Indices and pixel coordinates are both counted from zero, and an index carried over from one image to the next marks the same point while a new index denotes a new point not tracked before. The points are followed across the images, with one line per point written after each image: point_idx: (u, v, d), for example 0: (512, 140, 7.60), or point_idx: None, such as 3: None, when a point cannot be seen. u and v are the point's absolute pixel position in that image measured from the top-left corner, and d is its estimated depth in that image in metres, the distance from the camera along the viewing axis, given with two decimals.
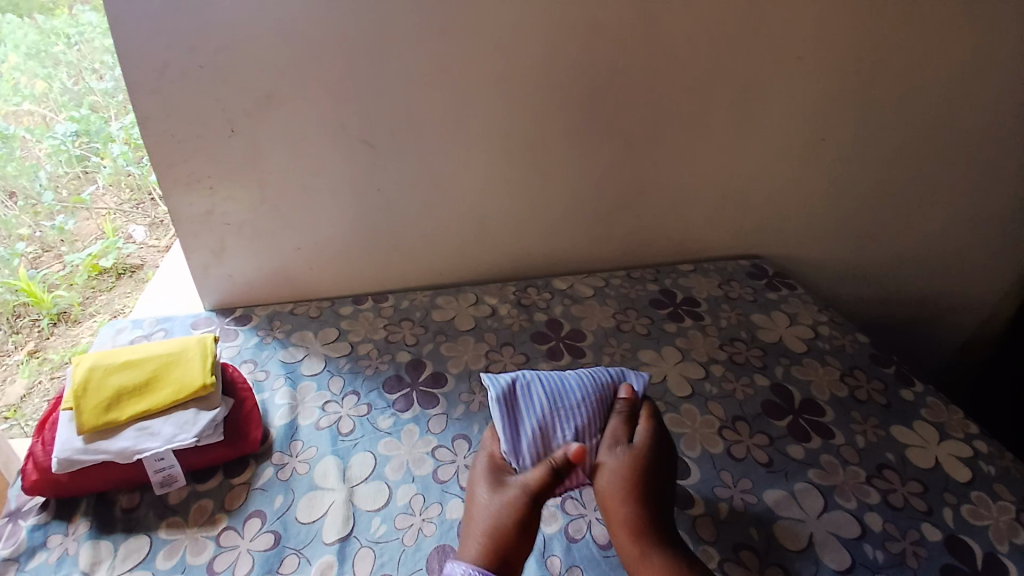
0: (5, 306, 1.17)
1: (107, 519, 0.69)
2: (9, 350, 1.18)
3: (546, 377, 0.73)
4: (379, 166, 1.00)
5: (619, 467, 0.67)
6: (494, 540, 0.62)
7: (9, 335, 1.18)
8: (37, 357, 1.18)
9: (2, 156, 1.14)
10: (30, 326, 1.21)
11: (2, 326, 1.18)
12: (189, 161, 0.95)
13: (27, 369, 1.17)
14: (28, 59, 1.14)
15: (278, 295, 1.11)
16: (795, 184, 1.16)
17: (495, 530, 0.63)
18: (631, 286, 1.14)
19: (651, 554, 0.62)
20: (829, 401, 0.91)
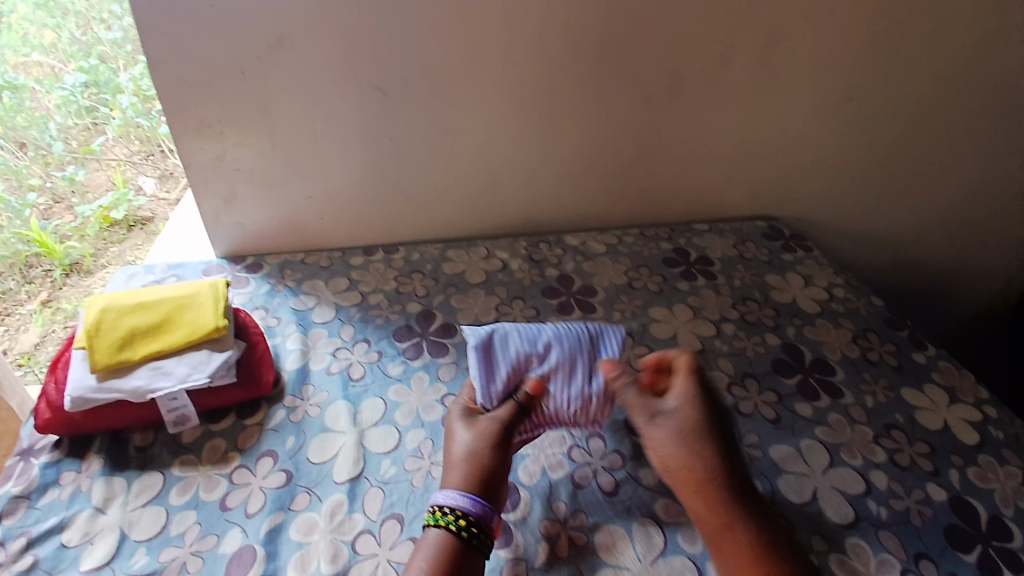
0: (17, 256, 1.21)
1: (122, 457, 0.71)
2: (22, 300, 1.21)
3: (522, 330, 0.72)
4: (391, 115, 0.98)
5: (680, 433, 0.61)
6: (477, 467, 0.63)
7: (22, 285, 1.22)
8: (49, 306, 1.19)
9: (13, 106, 1.25)
10: (42, 276, 1.23)
11: (15, 276, 1.22)
12: (197, 105, 0.93)
13: (43, 318, 1.19)
14: (36, 10, 1.28)
15: (289, 244, 1.11)
16: (819, 143, 1.13)
17: (477, 458, 0.64)
18: (644, 243, 1.13)
19: (734, 524, 0.57)
20: (840, 362, 0.91)
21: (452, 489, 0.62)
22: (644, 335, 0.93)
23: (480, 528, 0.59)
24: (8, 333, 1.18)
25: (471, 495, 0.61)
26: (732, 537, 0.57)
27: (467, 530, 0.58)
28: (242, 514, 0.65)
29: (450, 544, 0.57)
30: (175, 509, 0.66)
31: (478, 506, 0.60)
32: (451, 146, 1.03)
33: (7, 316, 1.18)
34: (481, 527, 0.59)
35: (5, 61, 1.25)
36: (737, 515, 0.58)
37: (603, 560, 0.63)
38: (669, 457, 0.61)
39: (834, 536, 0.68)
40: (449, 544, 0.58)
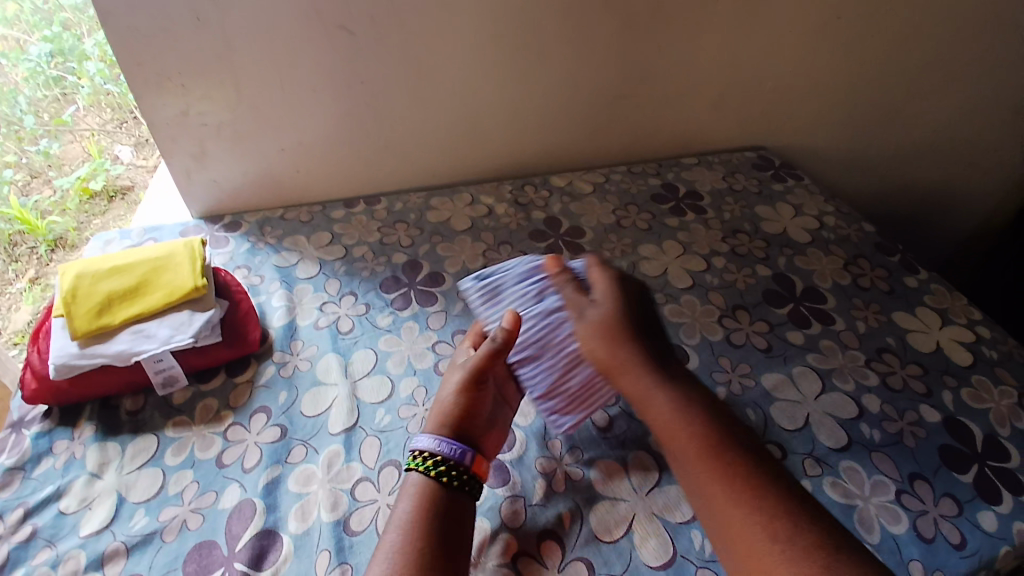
0: (0, 236, 1.16)
1: (113, 421, 0.71)
2: (11, 279, 1.18)
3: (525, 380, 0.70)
4: (360, 56, 0.93)
5: (603, 313, 0.65)
6: (449, 416, 0.62)
7: (8, 264, 1.18)
8: (39, 284, 1.18)
9: None
10: (28, 254, 1.20)
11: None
12: (157, 58, 0.88)
13: (34, 296, 1.17)
14: None
15: (267, 200, 1.08)
16: (808, 66, 1.09)
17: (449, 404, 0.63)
18: (632, 180, 1.10)
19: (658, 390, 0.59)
20: (831, 289, 0.91)
21: (430, 435, 0.61)
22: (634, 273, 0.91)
23: (458, 468, 0.58)
24: (0, 312, 1.17)
25: (448, 439, 0.60)
26: (658, 410, 0.59)
27: (446, 471, 0.57)
28: (240, 470, 0.65)
29: (433, 487, 0.56)
30: (172, 470, 0.66)
31: (455, 447, 0.59)
32: (427, 87, 0.99)
33: None
34: (463, 468, 0.58)
35: None
36: (658, 388, 0.59)
37: (601, 494, 0.63)
38: (597, 353, 0.63)
39: (828, 459, 0.69)
40: (430, 487, 0.56)
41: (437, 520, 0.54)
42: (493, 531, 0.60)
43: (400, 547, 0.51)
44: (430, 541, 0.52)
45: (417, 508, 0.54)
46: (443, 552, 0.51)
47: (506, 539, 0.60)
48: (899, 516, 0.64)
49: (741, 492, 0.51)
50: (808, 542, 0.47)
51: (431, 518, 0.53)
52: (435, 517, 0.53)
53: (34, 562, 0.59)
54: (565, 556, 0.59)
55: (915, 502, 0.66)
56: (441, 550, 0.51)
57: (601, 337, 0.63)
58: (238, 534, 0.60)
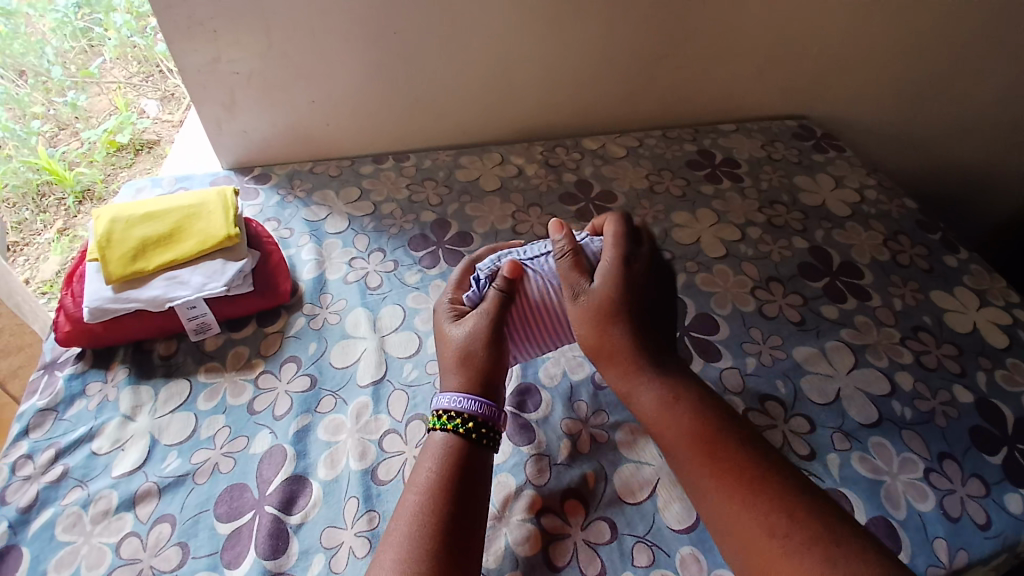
0: (29, 185, 1.19)
1: (146, 365, 0.72)
2: (39, 230, 1.21)
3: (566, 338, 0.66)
4: (392, 6, 0.90)
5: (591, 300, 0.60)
6: (476, 367, 0.59)
7: (37, 215, 1.21)
8: (66, 236, 1.20)
9: (9, 32, 1.14)
10: (55, 205, 1.22)
11: (28, 206, 1.20)
12: (188, 1, 0.86)
13: (62, 246, 1.20)
14: None
15: (296, 153, 1.07)
16: (860, 30, 1.03)
17: (471, 354, 0.59)
18: (667, 145, 1.07)
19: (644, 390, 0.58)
20: (869, 265, 0.88)
21: (450, 391, 0.58)
22: (665, 240, 0.89)
23: (488, 426, 0.56)
24: (30, 262, 1.19)
25: (473, 396, 0.58)
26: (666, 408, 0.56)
27: (474, 430, 0.55)
28: (271, 417, 0.66)
29: (458, 444, 0.55)
30: (204, 414, 0.67)
31: (485, 405, 0.57)
32: (460, 41, 0.96)
33: (26, 246, 1.19)
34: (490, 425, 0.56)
35: None
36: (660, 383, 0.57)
37: (625, 458, 0.63)
38: (587, 339, 0.60)
39: (857, 434, 0.68)
40: (454, 446, 0.55)
41: (465, 482, 0.53)
42: (518, 487, 0.61)
43: (424, 508, 0.50)
44: (451, 500, 0.51)
45: (441, 469, 0.53)
46: (461, 513, 0.51)
47: (532, 493, 0.60)
48: (926, 493, 0.63)
49: (743, 512, 0.50)
50: (807, 535, 0.47)
51: (458, 478, 0.53)
52: (458, 476, 0.53)
53: (64, 502, 0.61)
54: (588, 516, 0.59)
55: (943, 481, 0.65)
56: (458, 508, 0.51)
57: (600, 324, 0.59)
58: (268, 479, 0.61)
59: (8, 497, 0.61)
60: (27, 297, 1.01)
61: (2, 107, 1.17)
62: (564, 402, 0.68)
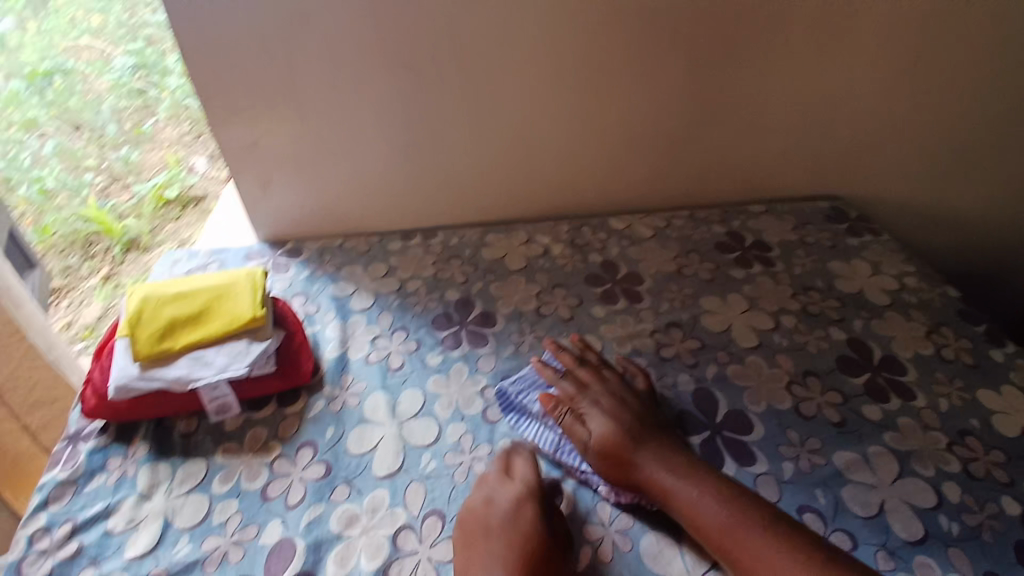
0: (78, 234, 1.31)
1: (166, 443, 0.72)
2: (84, 276, 1.28)
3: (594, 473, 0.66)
4: (425, 92, 0.94)
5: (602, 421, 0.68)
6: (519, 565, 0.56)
7: (84, 262, 1.29)
8: (110, 281, 1.26)
9: (65, 89, 1.48)
10: (102, 253, 1.31)
11: (78, 253, 1.30)
12: (234, 88, 0.92)
13: (104, 292, 1.25)
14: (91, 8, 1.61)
15: (327, 229, 1.09)
16: (890, 115, 1.03)
17: (506, 546, 0.57)
18: (695, 226, 1.06)
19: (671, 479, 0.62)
20: (911, 359, 0.83)
21: None
22: (695, 327, 0.87)
23: None
24: (72, 307, 1.24)
25: None
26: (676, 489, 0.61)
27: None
28: (282, 506, 0.64)
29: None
30: (218, 498, 0.66)
31: None
32: (490, 125, 0.99)
33: (72, 292, 1.25)
34: None
35: (54, 50, 1.50)
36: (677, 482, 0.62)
37: (649, 568, 0.59)
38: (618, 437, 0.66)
39: (900, 552, 0.63)
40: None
41: None
42: None
43: None
44: None
45: None
46: None
47: None
48: None
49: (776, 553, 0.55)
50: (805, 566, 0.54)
51: None
52: None
53: None
54: None
55: None
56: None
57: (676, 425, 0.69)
58: None
59: (23, 569, 0.61)
60: (64, 353, 1.03)
61: (61, 159, 1.40)
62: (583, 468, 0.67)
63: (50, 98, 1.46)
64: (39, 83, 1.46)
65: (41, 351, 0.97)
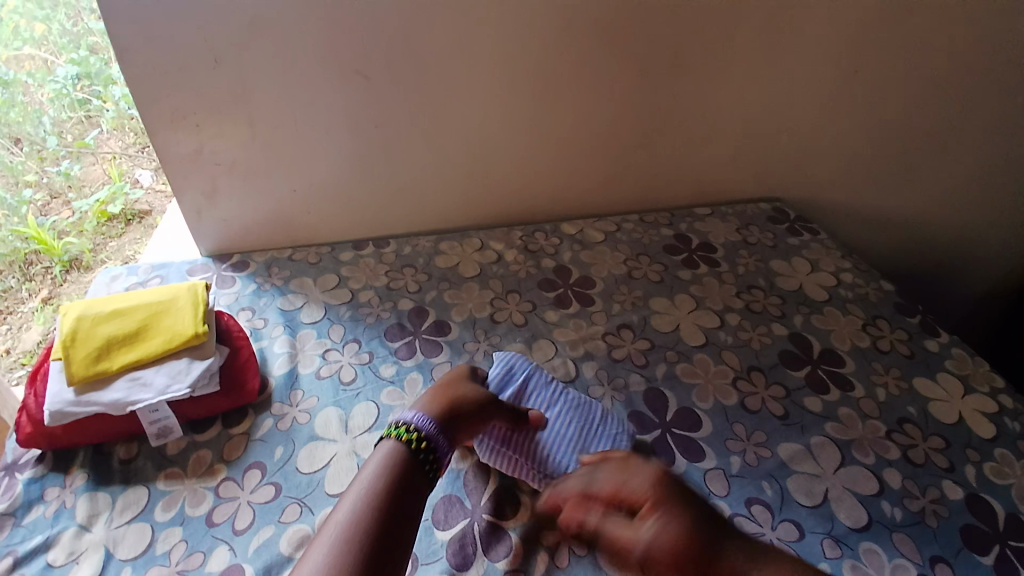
0: (17, 253, 1.19)
1: (104, 471, 0.68)
2: (22, 298, 1.20)
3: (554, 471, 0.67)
4: (375, 101, 0.93)
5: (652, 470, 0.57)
6: (452, 406, 0.63)
7: (21, 283, 1.20)
8: (50, 304, 1.22)
9: (8, 101, 1.17)
10: (42, 273, 1.23)
11: (15, 273, 1.20)
12: (175, 97, 0.89)
13: (45, 315, 1.21)
14: None
15: (277, 241, 1.07)
16: (824, 120, 1.08)
17: (444, 396, 0.65)
18: (645, 230, 1.09)
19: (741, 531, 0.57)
20: (849, 352, 0.87)
21: (418, 411, 0.62)
22: (645, 328, 0.89)
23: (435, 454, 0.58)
24: (10, 331, 1.17)
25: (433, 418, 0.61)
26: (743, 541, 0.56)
27: (420, 442, 0.58)
28: (229, 531, 0.62)
29: (400, 452, 0.57)
30: (160, 527, 0.63)
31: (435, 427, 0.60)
32: (440, 132, 0.99)
33: (9, 314, 1.17)
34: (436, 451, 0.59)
35: None
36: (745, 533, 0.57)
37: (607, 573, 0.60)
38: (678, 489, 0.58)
39: (847, 539, 0.65)
40: (403, 456, 0.56)
41: (394, 502, 0.52)
42: None
43: (358, 514, 0.50)
44: (376, 523, 0.50)
45: (382, 475, 0.54)
46: (386, 528, 0.50)
47: None
48: None
49: None
50: None
51: (389, 496, 0.52)
52: (391, 493, 0.53)
53: None
54: None
55: None
56: (394, 530, 0.50)
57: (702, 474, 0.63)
58: None
59: None
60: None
61: None
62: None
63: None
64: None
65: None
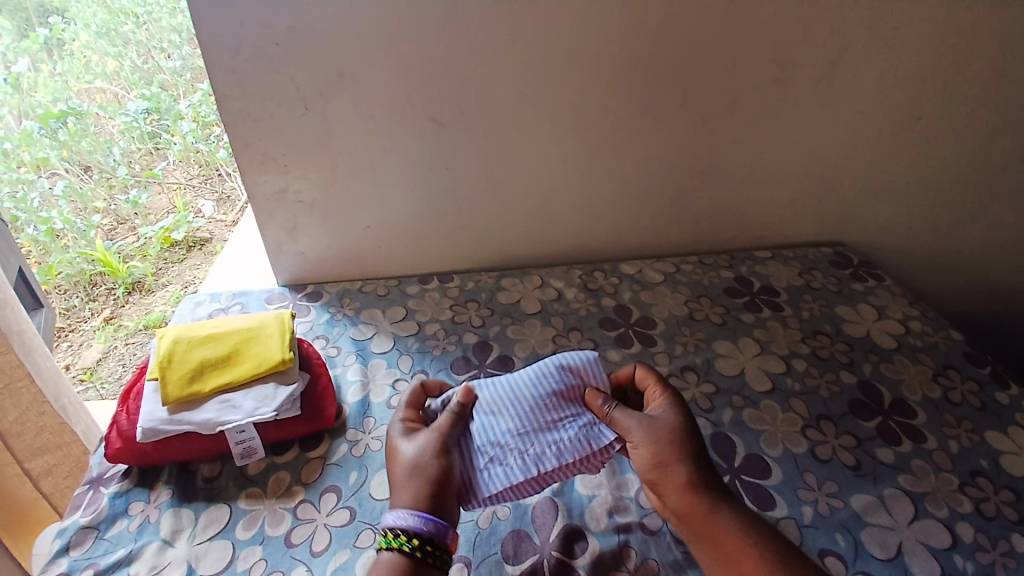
0: (83, 274, 1.35)
1: (189, 488, 0.72)
2: (86, 317, 1.35)
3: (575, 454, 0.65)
4: (447, 146, 0.99)
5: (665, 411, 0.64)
6: (425, 480, 0.60)
7: (86, 303, 1.35)
8: (112, 324, 1.34)
9: (79, 132, 1.38)
10: (105, 294, 1.38)
11: (80, 294, 1.35)
12: (265, 138, 0.96)
13: (105, 334, 1.33)
14: (98, 38, 1.41)
15: (347, 273, 1.12)
16: (889, 166, 1.08)
17: (415, 468, 0.61)
18: (704, 272, 1.09)
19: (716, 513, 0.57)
20: (921, 402, 0.85)
21: (399, 506, 0.58)
22: (709, 371, 0.89)
23: (433, 544, 0.56)
24: (72, 348, 1.32)
25: (419, 510, 0.58)
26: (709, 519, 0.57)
27: (412, 544, 0.55)
28: (308, 553, 0.64)
29: (403, 565, 0.55)
30: (242, 544, 0.66)
31: (428, 521, 0.57)
32: (506, 174, 1.03)
33: (72, 333, 1.32)
34: (435, 541, 0.56)
35: (68, 87, 1.37)
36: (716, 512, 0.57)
37: None
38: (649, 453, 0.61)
39: None
40: (404, 563, 0.55)
41: None
42: None
43: None
44: None
45: None
46: None
47: None
48: None
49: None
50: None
51: None
52: None
53: None
54: None
55: None
56: None
57: (651, 455, 0.60)
58: None
59: None
60: (72, 399, 0.98)
61: (67, 201, 1.37)
62: (585, 496, 0.70)
63: (62, 139, 1.35)
64: (52, 125, 1.33)
65: (50, 399, 0.91)
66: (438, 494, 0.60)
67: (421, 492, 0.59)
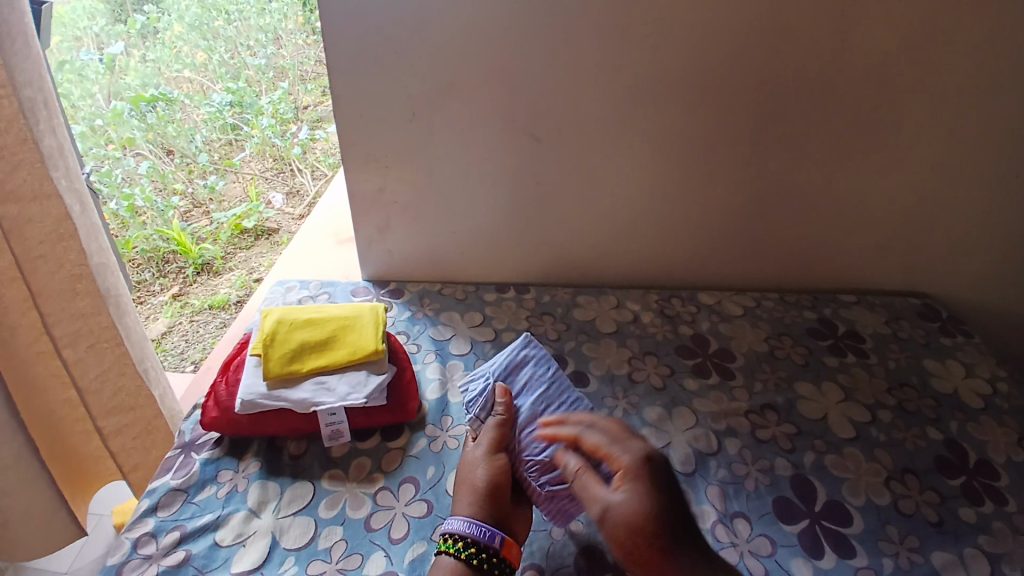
0: (157, 251, 1.45)
1: (276, 462, 0.76)
2: (155, 291, 1.43)
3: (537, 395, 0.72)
4: (540, 162, 1.01)
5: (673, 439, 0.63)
6: (482, 491, 0.66)
7: (156, 278, 1.45)
8: (179, 300, 1.42)
9: (166, 117, 1.54)
10: (175, 271, 1.47)
11: (151, 269, 1.45)
12: (371, 140, 1.01)
13: (172, 310, 1.40)
14: (190, 31, 1.62)
15: (426, 274, 1.16)
16: (994, 219, 1.03)
17: (476, 478, 0.67)
18: (786, 309, 1.07)
19: None
20: (1007, 465, 0.80)
21: (460, 516, 0.64)
22: (791, 412, 0.86)
23: (489, 552, 0.61)
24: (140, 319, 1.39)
25: (478, 521, 0.63)
26: None
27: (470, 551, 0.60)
28: (386, 539, 0.67)
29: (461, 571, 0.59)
30: (323, 523, 0.69)
31: (486, 532, 0.62)
32: (592, 194, 1.05)
33: (142, 304, 1.41)
34: (492, 552, 0.61)
35: (160, 75, 1.58)
36: None
37: None
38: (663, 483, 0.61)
39: None
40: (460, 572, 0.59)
41: None
42: None
43: None
44: None
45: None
46: None
47: None
48: None
49: None
50: None
51: None
52: None
53: None
54: None
55: None
56: None
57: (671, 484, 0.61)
58: None
59: (124, 572, 0.64)
60: (153, 364, 0.96)
61: (150, 180, 1.52)
62: None
63: (149, 123, 1.51)
64: (142, 108, 1.50)
65: (134, 362, 0.90)
66: (490, 504, 0.66)
67: (478, 501, 0.66)
